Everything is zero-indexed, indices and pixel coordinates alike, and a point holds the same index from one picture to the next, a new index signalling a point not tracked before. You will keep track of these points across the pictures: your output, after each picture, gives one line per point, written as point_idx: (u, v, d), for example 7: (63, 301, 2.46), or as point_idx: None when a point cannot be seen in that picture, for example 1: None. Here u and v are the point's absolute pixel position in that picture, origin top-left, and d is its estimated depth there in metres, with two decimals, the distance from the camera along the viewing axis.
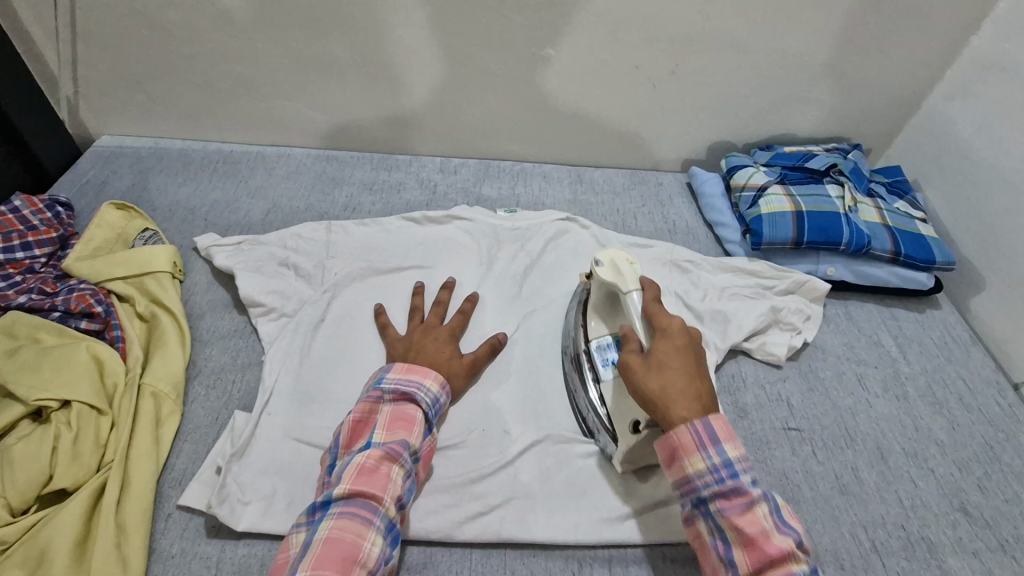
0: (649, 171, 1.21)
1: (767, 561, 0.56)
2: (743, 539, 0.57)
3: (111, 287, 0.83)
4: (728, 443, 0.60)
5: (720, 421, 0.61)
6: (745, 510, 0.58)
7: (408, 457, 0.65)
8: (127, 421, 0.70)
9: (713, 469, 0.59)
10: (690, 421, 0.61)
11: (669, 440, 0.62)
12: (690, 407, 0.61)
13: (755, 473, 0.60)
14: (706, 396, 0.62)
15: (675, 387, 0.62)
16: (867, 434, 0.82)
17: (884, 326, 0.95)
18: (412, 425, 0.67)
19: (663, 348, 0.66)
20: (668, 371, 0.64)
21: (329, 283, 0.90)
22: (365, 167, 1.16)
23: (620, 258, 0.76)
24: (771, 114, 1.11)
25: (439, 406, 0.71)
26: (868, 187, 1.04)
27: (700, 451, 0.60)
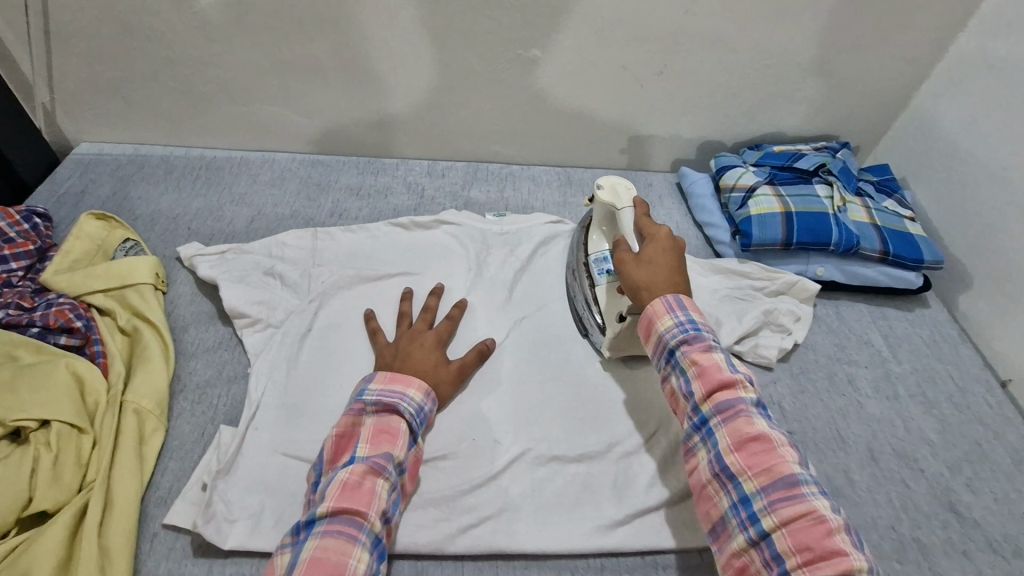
0: (638, 172, 1.21)
1: (762, 461, 0.58)
2: (738, 442, 0.59)
3: (91, 301, 0.81)
4: (723, 359, 0.65)
5: (689, 299, 0.70)
6: (740, 416, 0.61)
7: (393, 470, 0.64)
8: (109, 440, 0.69)
9: (708, 377, 0.64)
10: (683, 335, 0.66)
11: (646, 310, 0.70)
12: (679, 310, 0.68)
13: (752, 389, 0.64)
14: (703, 323, 0.68)
15: (663, 304, 0.69)
16: (858, 436, 0.82)
17: (874, 326, 0.95)
18: (396, 436, 0.66)
19: (651, 248, 0.74)
20: (654, 271, 0.72)
21: (316, 292, 0.88)
22: (351, 171, 1.14)
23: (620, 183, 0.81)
24: (759, 113, 1.11)
25: (424, 416, 0.70)
26: (857, 185, 1.04)
27: (698, 363, 0.64)
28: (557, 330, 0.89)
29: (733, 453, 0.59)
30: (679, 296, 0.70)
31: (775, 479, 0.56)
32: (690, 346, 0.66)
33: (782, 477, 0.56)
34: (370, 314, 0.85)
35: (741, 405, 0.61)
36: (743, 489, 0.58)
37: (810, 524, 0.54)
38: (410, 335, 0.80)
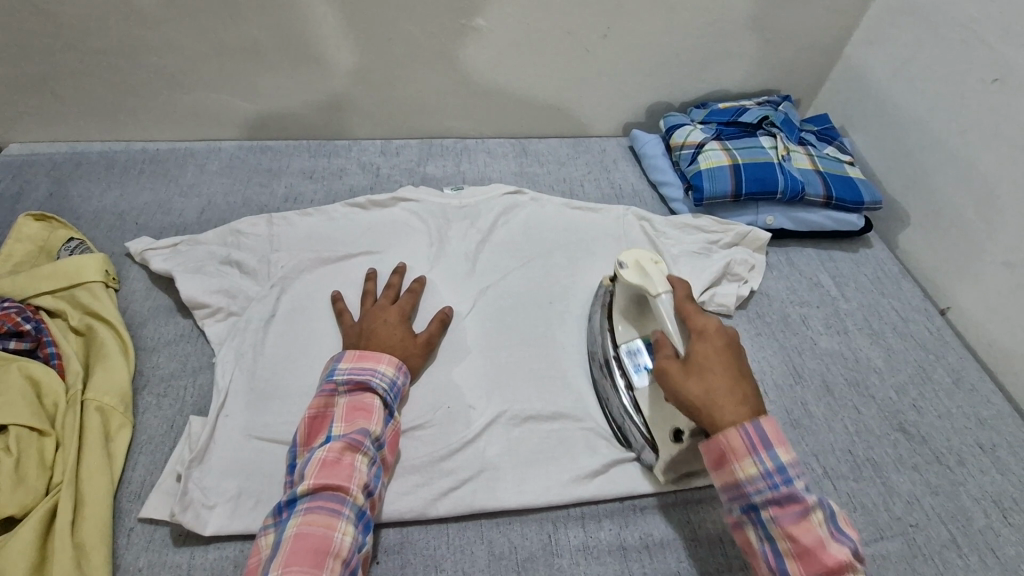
0: (592, 138, 1.22)
1: (818, 567, 0.54)
2: (779, 514, 0.57)
3: (38, 303, 0.78)
4: (772, 448, 0.57)
5: (771, 424, 0.59)
6: (790, 512, 0.56)
7: (371, 444, 0.65)
8: (74, 440, 0.67)
9: (765, 476, 0.57)
10: (770, 493, 0.57)
11: (719, 443, 0.59)
12: (764, 455, 0.57)
13: (803, 476, 0.57)
14: (795, 469, 0.57)
15: (745, 444, 0.58)
16: (813, 370, 0.86)
17: (823, 268, 1.00)
18: (371, 413, 0.67)
19: (697, 348, 0.64)
20: (704, 360, 0.63)
21: (277, 277, 0.87)
22: (303, 154, 1.12)
23: (640, 255, 0.75)
24: (702, 71, 1.13)
25: (398, 388, 0.71)
26: (799, 135, 1.08)
27: (737, 453, 0.58)
28: (522, 295, 0.91)
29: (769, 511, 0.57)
30: (763, 429, 0.58)
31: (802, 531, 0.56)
32: (734, 438, 0.59)
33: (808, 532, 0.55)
34: (336, 294, 0.85)
35: (793, 499, 0.56)
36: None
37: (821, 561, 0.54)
38: (374, 310, 0.80)
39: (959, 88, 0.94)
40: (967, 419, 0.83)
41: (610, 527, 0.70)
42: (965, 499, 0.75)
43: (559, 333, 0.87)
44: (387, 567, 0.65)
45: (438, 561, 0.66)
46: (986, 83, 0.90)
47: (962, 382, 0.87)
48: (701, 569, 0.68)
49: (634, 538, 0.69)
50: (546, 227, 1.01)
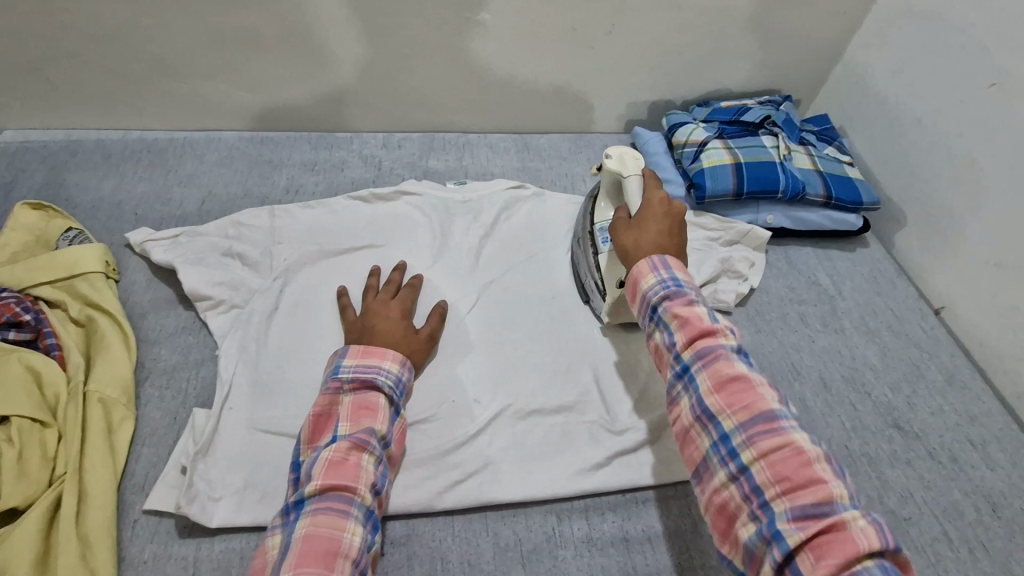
0: (593, 134, 1.22)
1: (797, 487, 0.51)
2: (716, 382, 0.59)
3: (37, 294, 0.77)
4: (738, 361, 0.60)
5: (676, 259, 0.69)
6: (764, 432, 0.55)
7: (376, 443, 0.65)
8: (76, 432, 0.66)
9: (663, 284, 0.67)
10: (666, 292, 0.66)
11: (631, 273, 0.70)
12: (662, 270, 0.68)
13: (778, 400, 0.57)
14: (688, 283, 0.67)
15: (647, 264, 0.68)
16: (811, 367, 0.88)
17: (821, 266, 1.01)
18: (376, 411, 0.67)
19: (647, 217, 0.74)
20: (654, 237, 0.72)
21: (279, 270, 0.87)
22: (303, 146, 1.11)
23: (626, 155, 0.80)
24: (704, 70, 1.14)
25: (404, 385, 0.71)
26: (800, 135, 1.09)
27: (708, 369, 0.59)
28: (525, 291, 0.91)
29: (711, 394, 0.59)
30: (664, 258, 0.69)
31: (780, 448, 0.54)
32: (701, 350, 0.61)
33: (760, 413, 0.56)
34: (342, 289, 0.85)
35: (766, 418, 0.55)
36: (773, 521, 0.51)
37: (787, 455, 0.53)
38: (375, 307, 0.80)
39: (956, 91, 0.95)
40: (959, 416, 0.85)
41: (614, 520, 0.71)
42: (957, 495, 0.77)
43: (562, 328, 0.87)
44: (394, 560, 0.65)
45: (444, 554, 0.66)
46: (983, 87, 0.92)
47: (955, 380, 0.88)
48: (704, 562, 0.69)
49: (637, 531, 0.70)
50: (548, 223, 1.01)
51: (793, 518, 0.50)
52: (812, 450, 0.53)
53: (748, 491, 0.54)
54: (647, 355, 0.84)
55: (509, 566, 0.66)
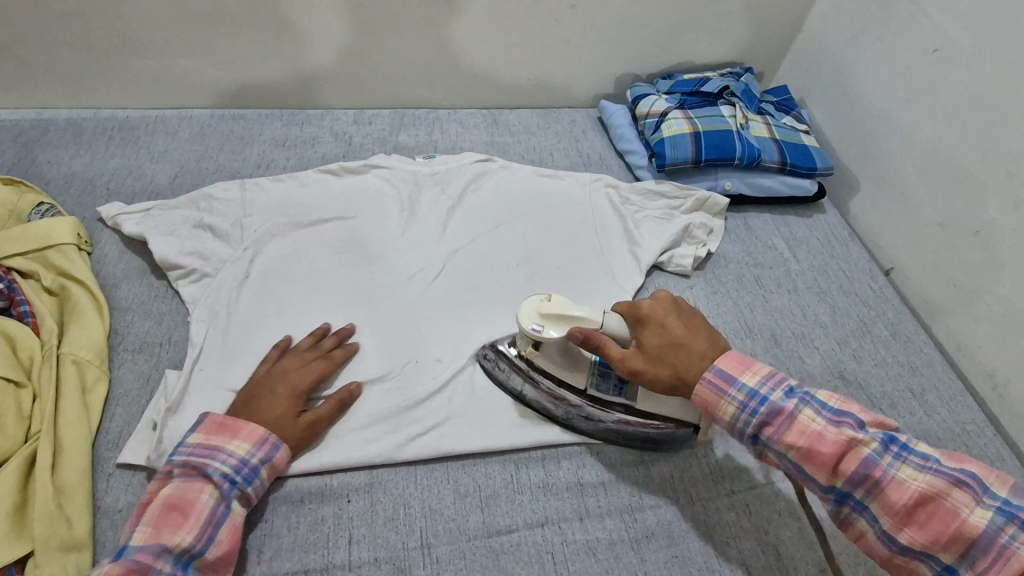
0: (562, 109, 1.25)
1: (940, 528, 0.56)
2: (859, 484, 0.59)
3: (10, 264, 0.80)
4: (818, 419, 0.61)
5: (728, 368, 0.64)
6: (882, 486, 0.58)
7: (167, 561, 0.56)
8: (50, 391, 0.69)
9: (743, 407, 0.62)
10: (754, 416, 0.62)
11: (700, 402, 0.65)
12: (731, 389, 0.63)
13: (872, 436, 0.59)
14: (756, 383, 0.63)
15: (713, 389, 0.64)
16: (764, 324, 0.91)
17: (777, 232, 1.05)
18: (187, 516, 0.59)
19: (651, 340, 0.67)
20: (681, 352, 0.66)
21: (249, 241, 0.89)
22: (275, 123, 1.13)
23: (531, 307, 0.71)
24: (667, 43, 1.17)
25: (249, 468, 0.64)
26: (759, 106, 1.13)
27: (796, 446, 0.60)
28: (489, 258, 0.94)
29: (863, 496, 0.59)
30: (720, 369, 0.64)
31: (933, 519, 0.56)
32: (785, 431, 0.61)
33: (911, 495, 0.57)
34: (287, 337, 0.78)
35: (876, 471, 0.58)
36: (942, 562, 0.56)
37: (946, 520, 0.56)
38: (276, 373, 0.73)
39: (904, 57, 0.99)
40: (902, 367, 0.89)
41: (569, 467, 0.74)
42: None
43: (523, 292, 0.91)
44: (358, 505, 0.68)
45: (406, 500, 0.69)
46: (928, 53, 0.95)
47: (898, 334, 0.93)
48: (654, 504, 0.71)
49: (592, 477, 0.73)
50: (514, 193, 1.04)
51: (954, 554, 0.56)
52: (966, 508, 0.55)
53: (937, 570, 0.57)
54: None
55: (469, 509, 0.69)
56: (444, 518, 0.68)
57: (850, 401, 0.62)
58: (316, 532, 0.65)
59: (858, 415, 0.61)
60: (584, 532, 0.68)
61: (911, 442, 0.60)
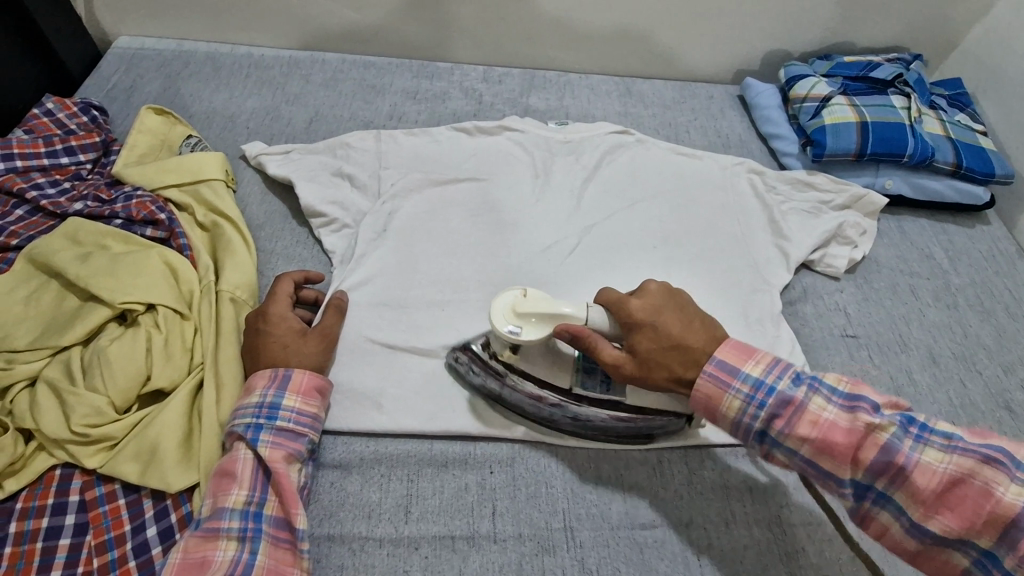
0: (699, 83, 1.17)
1: (974, 512, 0.50)
2: (879, 472, 0.53)
3: (166, 195, 0.81)
4: (829, 407, 0.55)
5: (727, 358, 0.59)
6: (906, 472, 0.52)
7: (233, 521, 0.56)
8: (210, 326, 0.69)
9: (748, 400, 0.57)
10: (759, 409, 0.57)
11: (699, 400, 0.59)
12: (733, 379, 0.58)
13: (891, 419, 0.54)
14: (759, 373, 0.58)
15: (714, 382, 0.58)
16: (920, 340, 0.85)
17: (935, 241, 0.96)
18: (233, 477, 0.58)
19: (645, 345, 0.61)
20: (681, 353, 0.60)
21: (387, 194, 0.88)
22: (405, 73, 1.09)
23: (506, 307, 0.64)
24: (830, 20, 1.07)
25: (268, 408, 0.61)
26: (930, 99, 1.03)
27: (809, 440, 0.55)
28: (626, 237, 0.90)
29: (888, 486, 0.53)
30: (721, 360, 0.59)
31: (962, 502, 0.51)
32: (797, 425, 0.56)
33: (937, 478, 0.52)
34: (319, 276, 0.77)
35: (899, 458, 0.52)
36: (979, 548, 0.51)
37: (977, 503, 0.50)
38: (270, 318, 0.67)
39: None
40: None
41: (713, 468, 0.70)
42: None
43: (663, 277, 0.86)
44: (500, 478, 0.67)
45: (548, 479, 0.67)
46: None
47: None
48: (804, 519, 0.67)
49: (737, 480, 0.69)
50: (651, 168, 0.98)
51: (991, 539, 0.50)
52: (996, 488, 0.50)
53: (978, 557, 0.51)
54: (754, 314, 0.83)
55: (610, 498, 0.67)
56: (586, 504, 0.66)
57: (862, 383, 0.57)
58: (461, 499, 0.65)
59: (872, 398, 0.56)
60: (729, 538, 0.65)
61: (930, 422, 0.55)
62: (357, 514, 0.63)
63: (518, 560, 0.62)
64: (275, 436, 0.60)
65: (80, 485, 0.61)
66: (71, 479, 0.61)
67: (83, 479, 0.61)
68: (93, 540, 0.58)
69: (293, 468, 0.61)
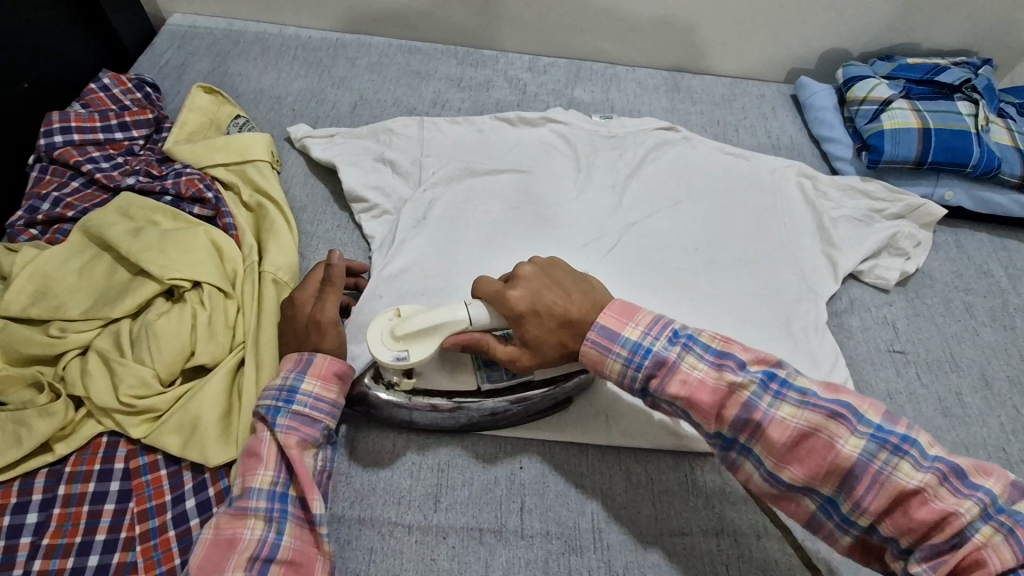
0: (751, 80, 1.13)
1: (820, 463, 0.51)
2: (739, 427, 0.54)
3: (214, 174, 0.82)
4: (698, 365, 0.56)
5: (607, 320, 0.59)
6: (763, 427, 0.53)
7: (260, 501, 0.57)
8: (252, 305, 0.70)
9: (624, 360, 0.58)
10: (634, 368, 0.57)
11: (583, 362, 0.60)
12: (612, 339, 0.58)
13: (753, 376, 0.54)
14: (637, 335, 0.58)
15: (595, 344, 0.59)
16: (973, 360, 0.81)
17: (995, 257, 0.91)
18: (259, 458, 0.59)
19: (533, 332, 0.60)
20: (569, 329, 0.60)
21: (428, 182, 0.88)
22: (450, 60, 1.08)
23: (383, 333, 0.62)
24: (895, 19, 1.02)
25: (290, 391, 0.61)
26: (998, 106, 0.97)
27: (678, 397, 0.55)
28: (668, 238, 0.88)
29: (747, 442, 0.54)
30: (602, 323, 0.59)
31: (810, 455, 0.52)
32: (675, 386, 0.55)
33: (790, 433, 0.52)
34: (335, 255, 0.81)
35: (756, 414, 0.53)
36: (824, 498, 0.52)
37: (822, 455, 0.51)
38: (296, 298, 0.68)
39: None
40: None
41: None
42: None
43: (703, 280, 0.84)
44: (530, 474, 0.67)
45: (578, 479, 0.67)
46: None
47: None
48: None
49: None
50: (696, 166, 0.95)
51: (834, 488, 0.51)
52: (839, 442, 0.51)
53: (825, 506, 0.53)
54: (798, 323, 0.81)
55: (640, 501, 0.66)
56: (615, 506, 0.65)
57: (733, 341, 0.57)
58: (490, 492, 0.65)
59: (739, 355, 0.56)
60: (762, 552, 0.63)
61: (791, 376, 0.55)
62: (387, 500, 0.64)
63: (545, 558, 0.62)
64: (295, 419, 0.61)
65: (125, 454, 0.63)
66: (117, 447, 0.63)
67: (128, 448, 0.63)
68: (136, 507, 0.60)
69: (309, 453, 0.61)
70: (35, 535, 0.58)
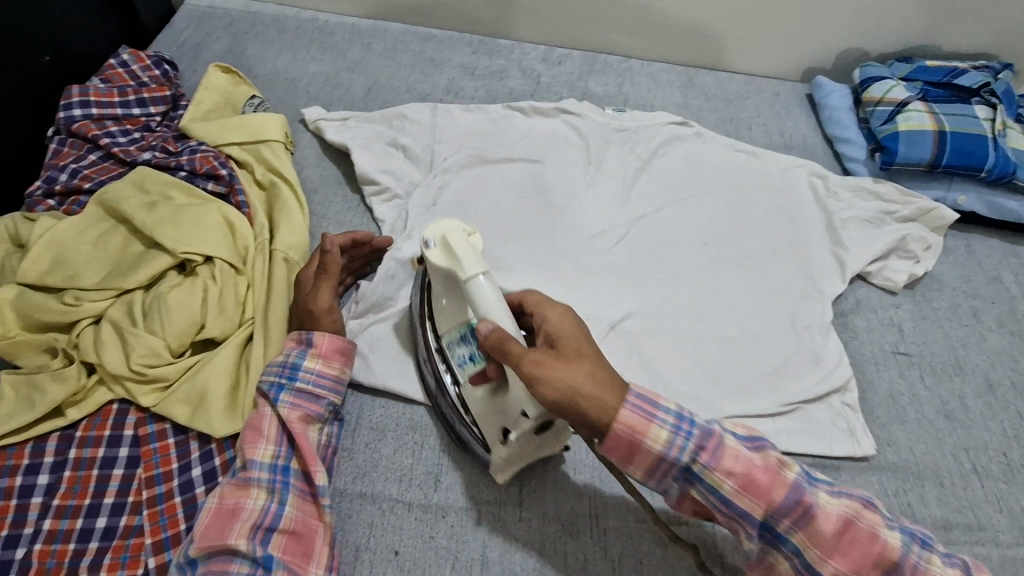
0: (766, 77, 1.12)
1: (863, 555, 0.51)
2: (789, 516, 0.51)
3: (228, 152, 0.83)
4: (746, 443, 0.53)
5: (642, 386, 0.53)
6: (814, 513, 0.51)
7: (263, 473, 0.58)
8: (262, 283, 0.72)
9: (675, 431, 0.51)
10: (686, 443, 0.51)
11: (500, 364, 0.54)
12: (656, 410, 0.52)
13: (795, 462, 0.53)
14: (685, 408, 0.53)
15: (636, 412, 0.51)
16: (977, 364, 0.81)
17: (1005, 263, 0.91)
18: (259, 432, 0.60)
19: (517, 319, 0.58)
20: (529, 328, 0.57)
21: (438, 169, 0.88)
22: (464, 48, 1.09)
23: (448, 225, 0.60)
24: (915, 21, 1.01)
25: (290, 368, 0.63)
26: (1017, 111, 0.97)
27: (734, 475, 0.51)
28: (676, 233, 0.88)
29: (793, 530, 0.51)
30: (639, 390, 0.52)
31: (856, 546, 0.51)
32: (618, 446, 0.52)
33: (837, 521, 0.51)
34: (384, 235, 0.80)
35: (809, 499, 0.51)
36: None
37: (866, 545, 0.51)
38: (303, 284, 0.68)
39: None
40: None
41: None
42: None
43: (709, 275, 0.84)
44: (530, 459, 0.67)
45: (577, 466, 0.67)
46: None
47: None
48: None
49: None
50: (707, 162, 0.95)
51: None
52: (881, 532, 0.51)
53: None
54: (803, 322, 0.81)
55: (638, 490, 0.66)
56: (613, 493, 0.66)
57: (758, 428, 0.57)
58: (490, 475, 0.66)
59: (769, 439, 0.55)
60: None
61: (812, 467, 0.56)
62: (388, 477, 0.65)
63: (541, 540, 0.63)
64: (294, 396, 0.62)
65: (134, 421, 0.64)
66: (126, 415, 0.65)
67: (138, 416, 0.65)
68: (143, 474, 0.61)
69: (311, 428, 0.62)
70: (46, 496, 0.60)
